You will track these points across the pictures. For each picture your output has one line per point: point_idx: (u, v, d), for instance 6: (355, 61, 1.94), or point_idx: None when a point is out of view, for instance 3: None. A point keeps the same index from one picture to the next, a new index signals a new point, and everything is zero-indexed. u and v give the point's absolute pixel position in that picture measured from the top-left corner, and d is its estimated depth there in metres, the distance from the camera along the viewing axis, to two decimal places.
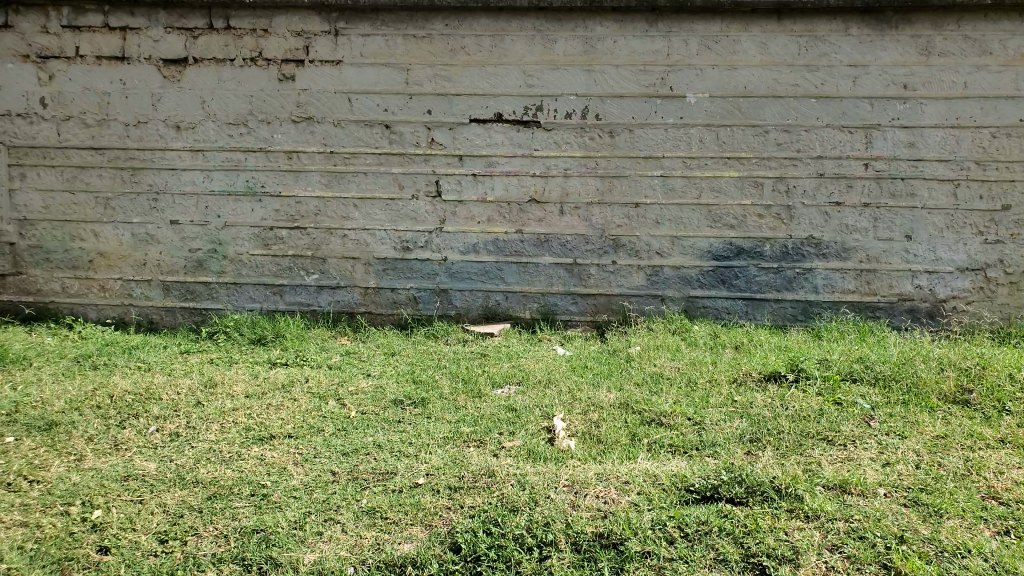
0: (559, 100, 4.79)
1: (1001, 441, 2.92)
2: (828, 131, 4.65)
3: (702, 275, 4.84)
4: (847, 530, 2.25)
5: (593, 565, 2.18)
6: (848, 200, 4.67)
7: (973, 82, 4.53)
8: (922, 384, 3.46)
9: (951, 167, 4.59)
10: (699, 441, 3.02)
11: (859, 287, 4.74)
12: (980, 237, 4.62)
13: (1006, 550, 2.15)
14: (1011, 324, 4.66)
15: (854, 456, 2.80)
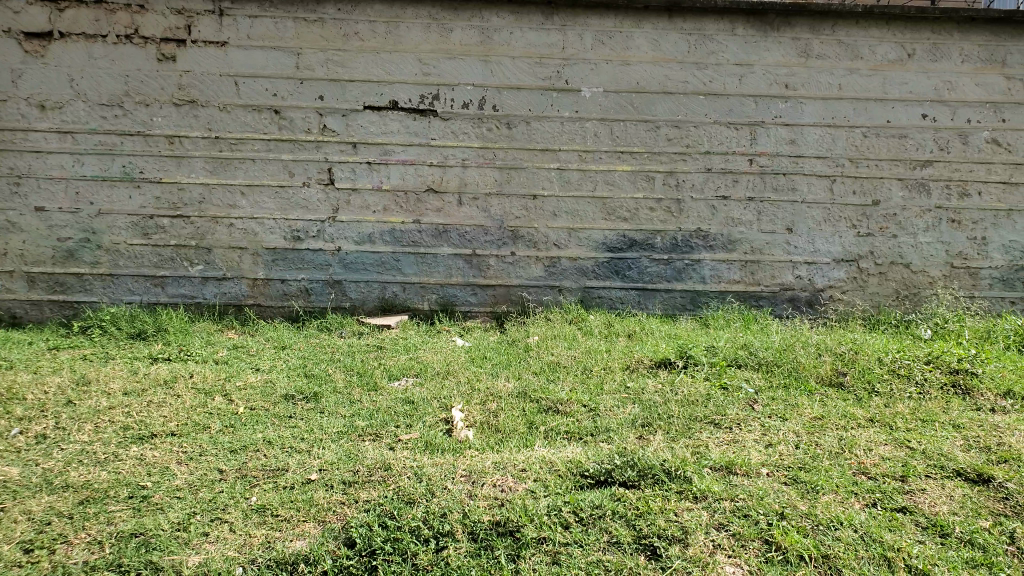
0: (455, 90, 4.77)
1: (871, 419, 3.13)
2: (715, 128, 4.84)
3: (598, 266, 4.93)
4: (732, 508, 2.35)
5: (489, 552, 2.19)
6: (734, 194, 4.88)
7: (847, 84, 4.81)
8: (801, 368, 3.66)
9: (828, 164, 4.87)
10: (594, 427, 3.09)
11: (743, 278, 4.95)
12: (854, 230, 4.91)
13: (874, 520, 2.30)
14: (880, 311, 4.98)
15: (739, 438, 2.93)
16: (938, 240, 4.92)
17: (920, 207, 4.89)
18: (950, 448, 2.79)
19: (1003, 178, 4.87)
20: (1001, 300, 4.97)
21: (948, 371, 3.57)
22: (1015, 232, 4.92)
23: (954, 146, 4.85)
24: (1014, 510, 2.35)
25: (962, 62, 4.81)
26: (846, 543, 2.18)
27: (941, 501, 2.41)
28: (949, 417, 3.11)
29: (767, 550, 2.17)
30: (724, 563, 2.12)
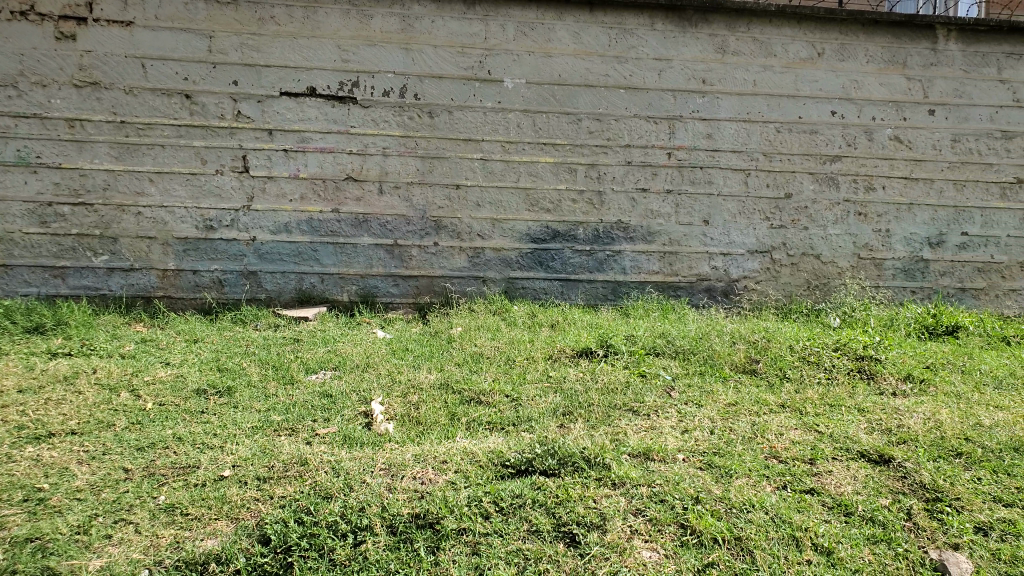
0: (375, 77, 4.70)
1: (782, 405, 3.25)
2: (635, 121, 4.92)
3: (521, 257, 4.95)
4: (649, 494, 2.40)
5: (408, 545, 2.17)
6: (653, 187, 4.98)
7: (761, 80, 4.97)
8: (716, 356, 3.78)
9: (743, 158, 5.02)
10: (516, 417, 3.11)
11: (662, 269, 5.07)
12: (767, 223, 5.09)
13: (783, 502, 2.39)
14: (792, 301, 5.18)
15: (657, 424, 3.00)
16: (846, 232, 5.15)
17: (829, 201, 5.11)
18: (854, 431, 2.93)
19: (905, 173, 5.13)
20: (904, 290, 5.24)
21: (854, 357, 3.74)
22: (916, 225, 5.19)
23: (860, 142, 5.08)
24: (911, 488, 2.49)
25: (868, 62, 5.04)
26: (757, 524, 2.25)
27: (846, 482, 2.53)
28: (855, 401, 3.26)
29: (682, 534, 2.23)
30: (641, 547, 2.17)
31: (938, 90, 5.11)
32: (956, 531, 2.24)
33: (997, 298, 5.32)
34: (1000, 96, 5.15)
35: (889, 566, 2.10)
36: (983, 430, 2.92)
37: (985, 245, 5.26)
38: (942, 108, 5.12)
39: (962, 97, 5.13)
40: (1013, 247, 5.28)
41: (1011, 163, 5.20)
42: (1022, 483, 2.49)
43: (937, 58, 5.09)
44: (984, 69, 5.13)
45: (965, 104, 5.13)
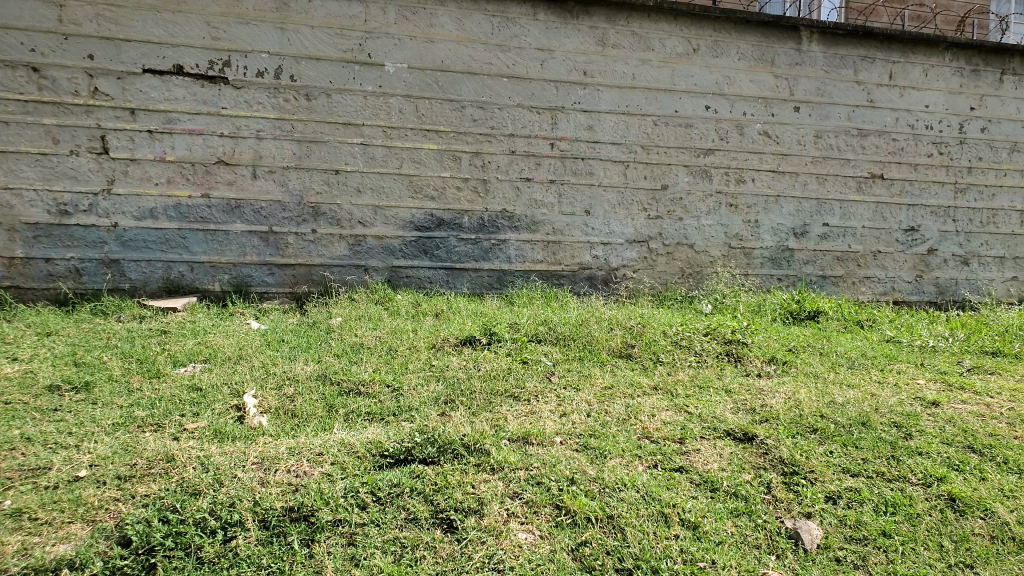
0: (248, 57, 4.50)
1: (655, 386, 3.39)
2: (517, 110, 4.95)
3: (405, 245, 4.89)
4: (527, 477, 2.45)
5: (281, 539, 2.11)
6: (536, 176, 5.04)
7: (639, 74, 5.13)
8: (595, 342, 3.87)
9: (622, 150, 5.16)
10: (396, 407, 3.07)
11: (546, 258, 5.13)
12: (645, 214, 5.25)
13: (654, 480, 2.49)
14: (667, 288, 5.37)
15: (536, 409, 3.05)
16: (717, 222, 5.39)
17: (702, 192, 5.33)
18: (721, 410, 3.09)
19: (772, 167, 5.44)
20: (771, 277, 5.56)
21: (723, 341, 3.94)
22: (782, 216, 5.51)
23: (731, 137, 5.34)
24: (772, 463, 2.65)
25: (738, 59, 5.30)
26: (629, 502, 2.33)
27: (712, 460, 2.66)
28: (722, 382, 3.45)
29: (558, 514, 2.28)
30: (517, 530, 2.20)
31: (802, 89, 5.46)
32: (809, 501, 2.40)
33: (853, 284, 5.74)
34: (856, 97, 5.57)
35: (750, 536, 2.23)
36: (837, 406, 3.15)
37: (843, 235, 5.66)
38: (805, 106, 5.47)
39: (823, 96, 5.50)
40: (866, 237, 5.72)
41: (865, 159, 5.64)
42: (867, 455, 2.70)
43: (800, 59, 5.42)
44: (842, 70, 5.52)
45: (825, 103, 5.51)
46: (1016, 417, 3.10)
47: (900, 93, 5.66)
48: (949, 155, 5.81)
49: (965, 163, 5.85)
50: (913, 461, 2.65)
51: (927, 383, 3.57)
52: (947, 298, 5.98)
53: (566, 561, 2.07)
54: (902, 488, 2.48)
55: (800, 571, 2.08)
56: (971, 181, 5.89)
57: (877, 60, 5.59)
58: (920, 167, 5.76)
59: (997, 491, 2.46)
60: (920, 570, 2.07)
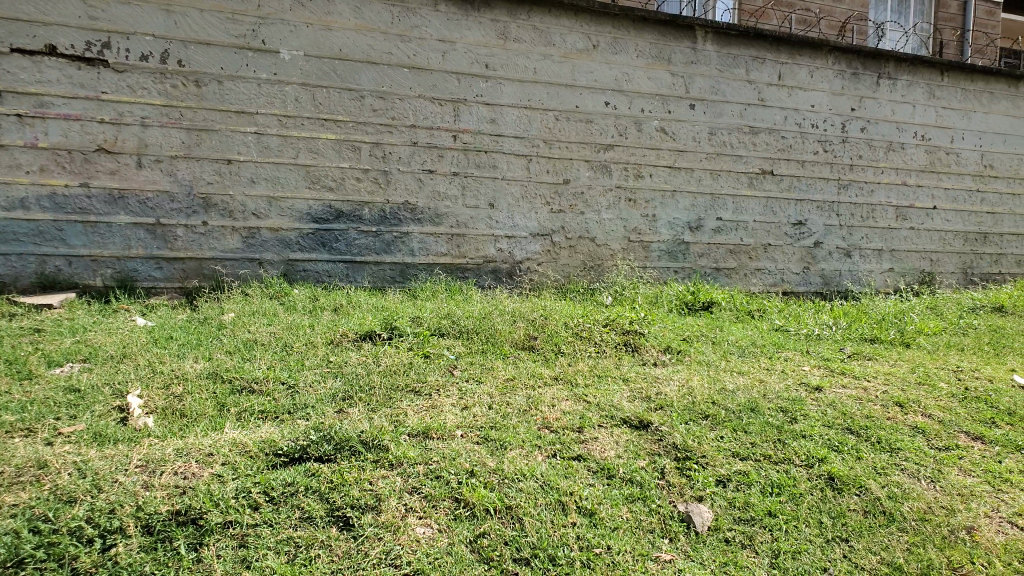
0: (131, 39, 4.26)
1: (555, 377, 3.44)
2: (419, 102, 4.90)
3: (302, 238, 4.75)
4: (426, 472, 2.44)
5: (166, 545, 2.02)
6: (439, 168, 4.99)
7: (541, 69, 5.18)
8: (498, 334, 3.89)
9: (524, 143, 5.19)
10: (292, 404, 2.99)
11: (450, 251, 5.09)
12: (547, 207, 5.30)
13: (552, 469, 2.53)
14: (570, 281, 5.43)
15: (437, 403, 3.04)
16: (617, 217, 5.51)
17: (602, 186, 5.44)
18: (619, 399, 3.16)
19: (669, 162, 5.61)
20: (668, 270, 5.73)
21: (621, 331, 4.05)
22: (677, 211, 5.69)
23: (630, 132, 5.48)
24: (666, 449, 2.74)
25: (636, 57, 5.44)
26: (527, 492, 2.36)
27: (609, 447, 2.73)
28: (620, 372, 3.54)
29: (456, 507, 2.28)
30: (415, 524, 2.19)
31: (697, 87, 5.66)
32: (701, 485, 2.49)
33: (745, 276, 5.99)
34: (748, 96, 5.83)
35: (644, 521, 2.29)
36: (727, 393, 3.28)
37: (735, 229, 5.90)
38: (700, 103, 5.68)
39: (717, 94, 5.72)
40: (757, 231, 5.98)
41: (757, 156, 5.91)
42: (755, 439, 2.83)
43: (695, 57, 5.62)
44: (735, 70, 5.76)
45: (719, 101, 5.73)
46: (889, 399, 3.32)
47: (788, 93, 5.97)
48: (833, 153, 6.19)
49: (849, 160, 6.26)
50: (797, 443, 2.80)
51: (811, 369, 3.78)
52: (832, 288, 6.33)
53: (464, 553, 2.06)
54: (787, 470, 2.61)
55: (691, 553, 2.16)
56: (852, 178, 6.29)
57: (767, 61, 5.87)
58: (807, 164, 6.10)
59: (870, 469, 2.63)
60: (801, 545, 2.19)
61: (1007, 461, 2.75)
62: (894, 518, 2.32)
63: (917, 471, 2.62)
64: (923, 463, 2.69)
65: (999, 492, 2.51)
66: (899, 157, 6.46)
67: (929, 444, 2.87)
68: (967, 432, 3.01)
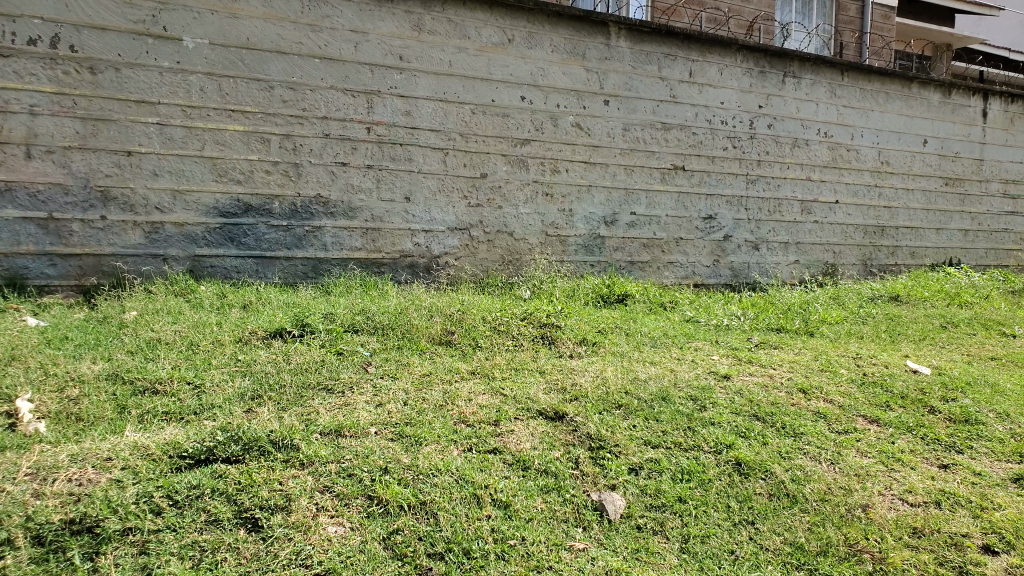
0: (17, 22, 4.02)
1: (472, 371, 3.44)
2: (331, 93, 4.80)
3: (209, 233, 4.58)
4: (338, 470, 2.39)
5: (59, 555, 1.92)
6: (352, 161, 4.90)
7: (456, 62, 5.16)
8: (414, 330, 3.85)
9: (440, 137, 5.16)
10: (198, 405, 2.88)
11: (365, 245, 5.01)
12: (465, 201, 5.28)
13: (467, 463, 2.53)
14: (488, 275, 5.42)
15: (350, 400, 2.99)
16: (535, 211, 5.54)
17: (519, 180, 5.46)
18: (535, 392, 3.19)
19: (584, 157, 5.69)
20: (584, 264, 5.79)
21: (539, 324, 4.08)
22: (593, 205, 5.77)
23: (546, 127, 5.53)
24: (580, 439, 2.78)
25: (551, 52, 5.49)
26: (442, 487, 2.35)
27: (524, 440, 2.74)
28: (536, 364, 3.57)
29: (370, 504, 2.25)
30: (327, 523, 2.14)
31: (611, 84, 5.76)
32: (614, 473, 2.54)
33: (659, 269, 6.13)
34: (660, 92, 5.98)
35: (558, 512, 2.32)
36: (640, 382, 3.36)
37: (649, 223, 6.03)
38: (614, 99, 5.78)
39: (630, 90, 5.85)
40: (670, 225, 6.14)
41: (668, 152, 6.07)
42: (666, 427, 2.90)
43: (610, 54, 5.72)
44: (647, 66, 5.89)
45: (632, 97, 5.86)
46: (794, 386, 3.47)
47: (699, 90, 6.15)
48: (742, 149, 6.42)
49: (756, 156, 6.50)
50: (706, 431, 2.89)
51: (720, 358, 3.90)
52: (741, 280, 6.55)
53: (377, 550, 2.04)
54: (697, 456, 2.69)
55: (604, 541, 2.19)
56: (760, 173, 6.53)
57: (679, 58, 6.03)
58: (718, 160, 6.30)
59: (775, 453, 2.73)
60: (709, 530, 2.26)
61: (900, 442, 2.91)
62: (796, 499, 2.42)
63: (818, 454, 2.75)
64: (823, 446, 2.82)
65: (892, 471, 2.66)
66: (803, 153, 6.76)
67: (830, 428, 3.01)
68: (864, 416, 3.17)
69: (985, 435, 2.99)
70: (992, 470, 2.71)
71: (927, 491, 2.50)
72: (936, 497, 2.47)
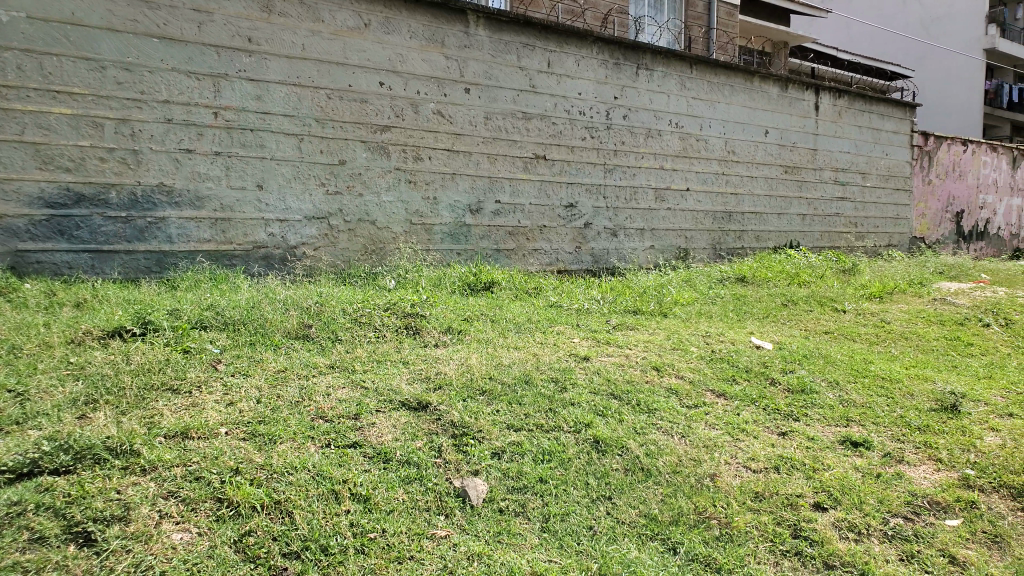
0: None
1: (331, 365, 3.36)
2: (173, 75, 4.52)
3: (33, 226, 4.19)
4: (184, 474, 2.28)
5: None
6: (199, 148, 4.63)
7: (310, 45, 4.99)
8: (269, 324, 3.71)
9: (294, 123, 4.97)
10: (21, 414, 2.63)
11: (214, 237, 4.76)
12: (323, 189, 5.13)
13: (326, 459, 2.47)
14: (350, 266, 5.29)
15: (198, 401, 2.84)
16: (397, 199, 5.46)
17: (380, 168, 5.36)
18: (397, 383, 3.16)
19: (446, 145, 5.68)
20: (450, 252, 5.78)
21: (402, 315, 4.05)
22: (457, 193, 5.77)
23: (407, 114, 5.46)
24: (443, 427, 2.78)
25: (409, 38, 5.42)
26: (298, 484, 2.28)
27: (386, 432, 2.72)
28: (399, 355, 3.54)
29: (219, 508, 2.15)
30: (171, 531, 2.03)
31: (470, 72, 5.77)
32: (477, 459, 2.56)
33: (523, 257, 6.22)
34: (519, 82, 6.06)
35: (420, 501, 2.32)
36: (503, 368, 3.41)
37: (512, 211, 6.10)
38: (474, 87, 5.81)
39: (490, 79, 5.89)
40: (533, 213, 6.24)
41: (529, 140, 6.17)
42: (528, 410, 2.96)
43: (468, 42, 5.73)
44: (506, 55, 5.96)
45: (493, 86, 5.91)
46: (648, 364, 3.64)
47: (557, 80, 6.30)
48: (599, 139, 6.63)
49: (613, 145, 6.73)
50: (567, 411, 2.97)
51: (580, 341, 4.03)
52: (601, 266, 6.77)
53: (228, 554, 1.96)
54: (557, 437, 2.76)
55: (467, 526, 2.22)
56: (617, 162, 6.77)
57: (537, 48, 6.15)
58: (577, 149, 6.47)
59: (631, 429, 2.86)
60: (569, 507, 2.33)
61: (745, 413, 3.12)
62: (650, 473, 2.55)
63: (670, 428, 2.90)
64: (675, 420, 2.98)
65: (737, 440, 2.84)
66: (656, 143, 7.07)
67: (681, 403, 3.19)
68: (712, 390, 3.37)
69: (818, 403, 3.26)
70: (823, 434, 2.96)
71: (767, 458, 2.70)
72: (775, 462, 2.66)
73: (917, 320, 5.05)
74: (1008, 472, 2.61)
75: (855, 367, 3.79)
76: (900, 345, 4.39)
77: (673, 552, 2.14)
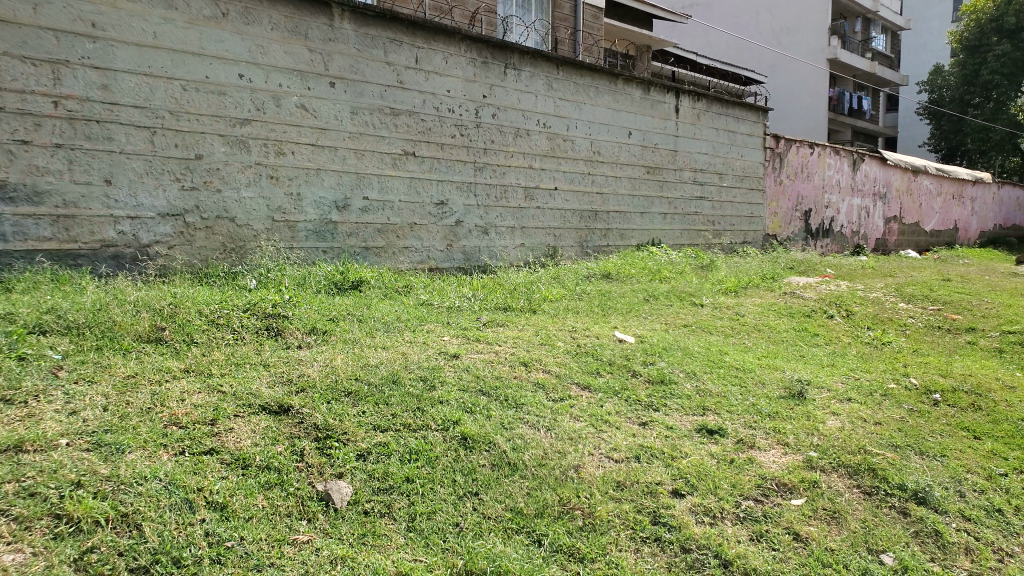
0: None
1: (186, 369, 3.18)
2: (5, 60, 4.12)
3: None
4: (16, 490, 2.08)
5: None
6: (36, 139, 4.26)
7: (162, 33, 4.70)
8: (117, 327, 3.46)
9: (145, 114, 4.66)
10: None
11: (55, 235, 4.39)
12: (177, 185, 4.85)
13: (179, 467, 2.33)
14: (207, 265, 5.04)
15: (36, 411, 2.60)
16: (258, 195, 5.25)
17: (240, 163, 5.13)
18: (256, 386, 3.03)
19: (311, 140, 5.51)
20: (315, 250, 5.62)
21: (263, 315, 3.89)
22: (323, 189, 5.62)
23: (268, 107, 5.26)
24: (306, 430, 2.70)
25: (270, 29, 5.23)
26: (147, 495, 2.14)
27: (244, 436, 2.60)
28: (260, 358, 3.40)
29: (56, 525, 1.98)
30: (2, 553, 1.85)
31: (336, 66, 5.64)
32: (341, 461, 2.51)
33: (393, 254, 6.14)
34: (387, 77, 5.98)
35: (280, 507, 2.24)
36: (370, 368, 3.35)
37: (381, 208, 6.01)
38: (340, 82, 5.67)
39: (357, 74, 5.77)
40: (403, 210, 6.17)
41: (398, 137, 6.09)
42: (396, 410, 2.93)
43: (333, 35, 5.59)
44: (373, 50, 5.86)
45: (359, 80, 5.79)
46: (516, 360, 3.69)
47: (425, 77, 6.26)
48: (469, 137, 6.66)
49: (482, 143, 6.78)
50: (435, 410, 2.96)
51: (450, 339, 4.02)
52: (473, 263, 6.80)
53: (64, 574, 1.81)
54: (425, 436, 2.74)
55: (329, 530, 2.16)
56: (486, 161, 6.82)
57: (404, 44, 6.08)
58: (446, 147, 6.46)
59: (499, 425, 2.89)
60: (435, 506, 2.32)
61: (608, 404, 3.23)
62: (517, 467, 2.58)
63: (536, 422, 2.95)
64: (541, 414, 3.04)
65: (600, 432, 2.94)
66: (524, 142, 7.18)
67: (547, 397, 3.25)
68: (577, 383, 3.47)
69: (676, 393, 3.43)
70: (681, 423, 3.11)
71: (629, 447, 2.80)
72: (636, 452, 2.77)
73: (768, 313, 5.41)
74: (845, 453, 2.85)
75: (711, 358, 4.00)
76: (753, 337, 4.68)
77: (538, 545, 2.18)
